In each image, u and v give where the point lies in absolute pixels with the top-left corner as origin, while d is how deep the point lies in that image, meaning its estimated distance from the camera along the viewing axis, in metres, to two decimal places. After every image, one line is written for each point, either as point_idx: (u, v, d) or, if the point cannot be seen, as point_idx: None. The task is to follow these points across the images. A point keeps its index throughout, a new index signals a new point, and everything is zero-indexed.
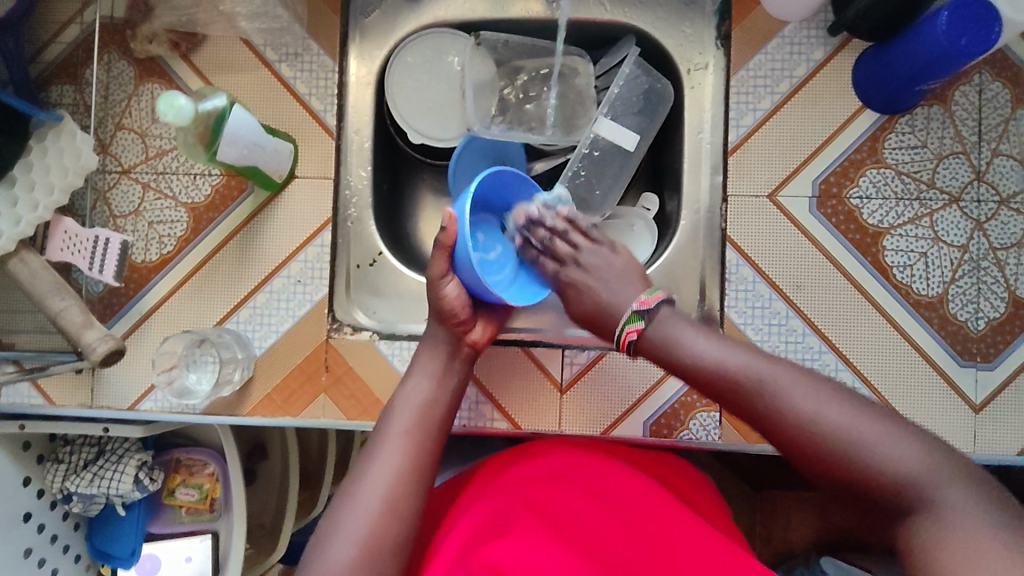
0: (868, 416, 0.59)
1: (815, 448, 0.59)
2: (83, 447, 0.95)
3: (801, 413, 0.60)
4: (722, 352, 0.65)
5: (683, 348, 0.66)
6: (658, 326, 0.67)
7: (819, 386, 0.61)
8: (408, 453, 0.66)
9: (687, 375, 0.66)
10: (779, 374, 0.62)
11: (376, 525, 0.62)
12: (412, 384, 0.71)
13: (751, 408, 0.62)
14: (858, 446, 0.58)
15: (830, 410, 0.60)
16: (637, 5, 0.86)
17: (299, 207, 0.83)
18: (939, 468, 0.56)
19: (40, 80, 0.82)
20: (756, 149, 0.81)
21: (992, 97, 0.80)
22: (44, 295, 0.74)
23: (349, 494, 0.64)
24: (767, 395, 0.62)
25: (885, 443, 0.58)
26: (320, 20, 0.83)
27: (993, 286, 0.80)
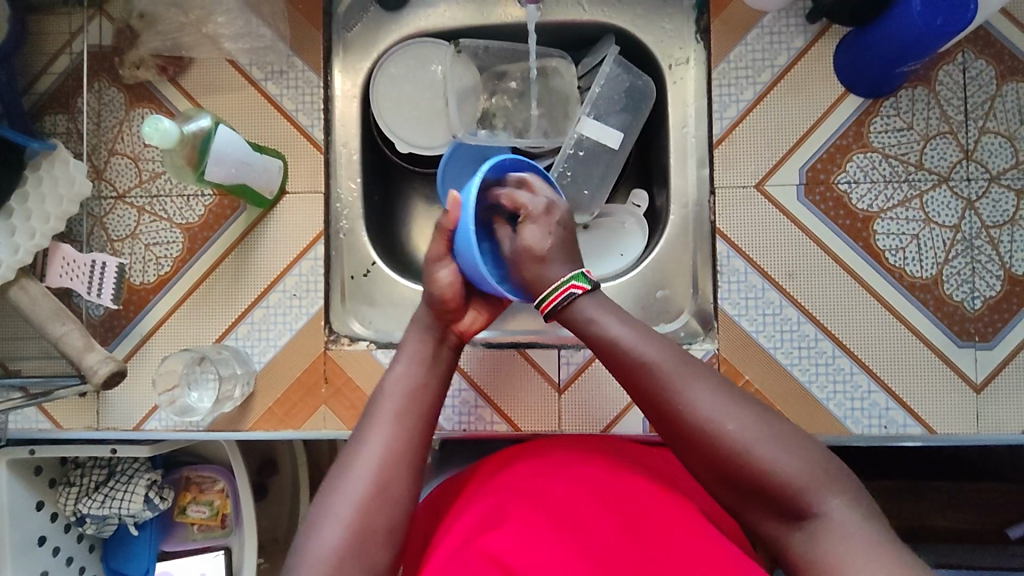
0: (764, 425, 0.58)
1: (711, 442, 0.57)
2: (93, 469, 0.96)
3: (703, 408, 0.58)
4: (632, 338, 0.62)
5: (599, 330, 0.64)
6: (581, 306, 0.65)
7: (722, 388, 0.60)
8: (396, 435, 0.65)
9: (600, 354, 0.64)
10: (688, 368, 0.60)
11: (367, 508, 0.61)
12: (399, 367, 0.70)
13: (654, 396, 0.60)
14: (751, 449, 0.57)
15: (729, 410, 0.58)
16: (616, 4, 0.86)
17: (290, 222, 0.84)
18: (826, 481, 0.56)
19: (33, 112, 0.84)
20: (741, 140, 0.82)
21: (976, 75, 0.80)
22: (45, 321, 0.76)
23: (339, 479, 0.63)
24: (669, 383, 0.59)
25: (775, 450, 0.56)
26: (303, 36, 0.84)
27: (987, 265, 0.79)
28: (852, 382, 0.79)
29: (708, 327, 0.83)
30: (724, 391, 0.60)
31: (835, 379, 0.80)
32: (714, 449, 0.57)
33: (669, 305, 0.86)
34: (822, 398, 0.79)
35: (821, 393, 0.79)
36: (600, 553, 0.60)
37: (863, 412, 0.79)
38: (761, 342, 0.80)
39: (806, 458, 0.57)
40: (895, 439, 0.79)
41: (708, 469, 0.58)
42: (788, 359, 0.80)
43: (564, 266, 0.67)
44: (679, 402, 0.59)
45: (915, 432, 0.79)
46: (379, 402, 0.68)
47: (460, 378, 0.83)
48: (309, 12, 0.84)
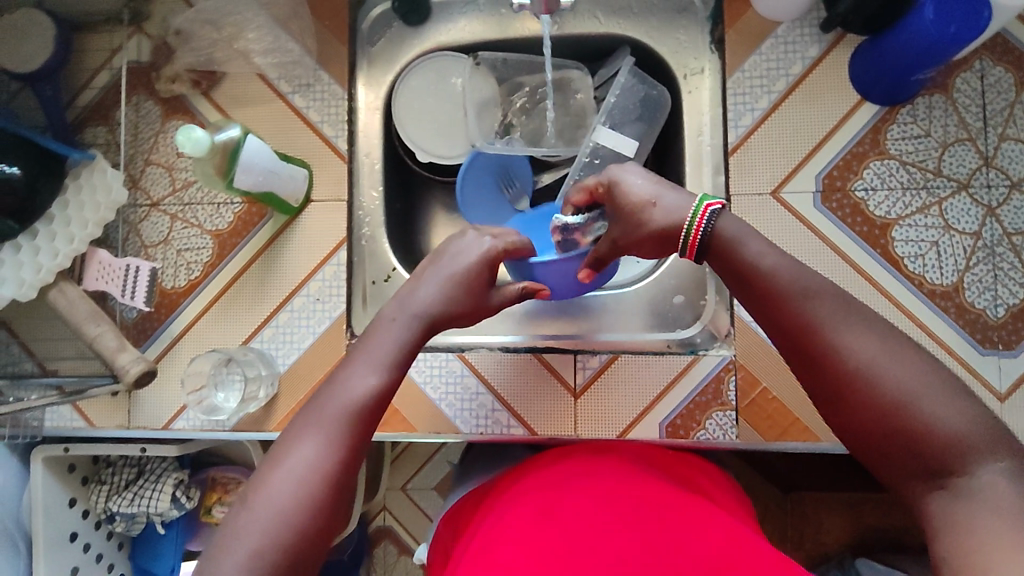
0: (931, 375, 0.53)
1: (862, 391, 0.54)
2: (124, 468, 1.00)
3: (858, 354, 0.55)
4: (780, 265, 0.60)
5: (745, 258, 0.62)
6: (726, 225, 0.64)
7: (887, 335, 0.56)
8: (334, 445, 0.57)
9: (743, 283, 0.62)
10: (849, 311, 0.57)
11: (286, 516, 0.53)
12: (360, 374, 0.61)
13: (803, 335, 0.58)
14: (911, 399, 0.52)
15: (889, 358, 0.54)
16: (630, 17, 0.88)
17: (315, 229, 0.87)
18: (990, 442, 0.51)
19: (76, 124, 0.89)
20: (755, 148, 0.82)
21: (995, 82, 0.80)
22: (82, 322, 0.79)
23: (263, 478, 0.56)
24: (821, 329, 0.57)
25: (941, 406, 0.52)
26: (329, 51, 0.88)
27: (1010, 272, 0.78)
28: None
29: (725, 335, 0.83)
30: (886, 338, 0.56)
31: None
32: (863, 396, 0.54)
33: (686, 312, 0.86)
34: None
35: None
36: (609, 541, 0.60)
37: None
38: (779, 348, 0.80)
39: (977, 418, 0.52)
40: None
41: (856, 420, 0.55)
42: None
43: (680, 204, 0.65)
44: (834, 346, 0.56)
45: None
46: (324, 402, 0.60)
47: (478, 381, 0.84)
48: (334, 28, 0.88)
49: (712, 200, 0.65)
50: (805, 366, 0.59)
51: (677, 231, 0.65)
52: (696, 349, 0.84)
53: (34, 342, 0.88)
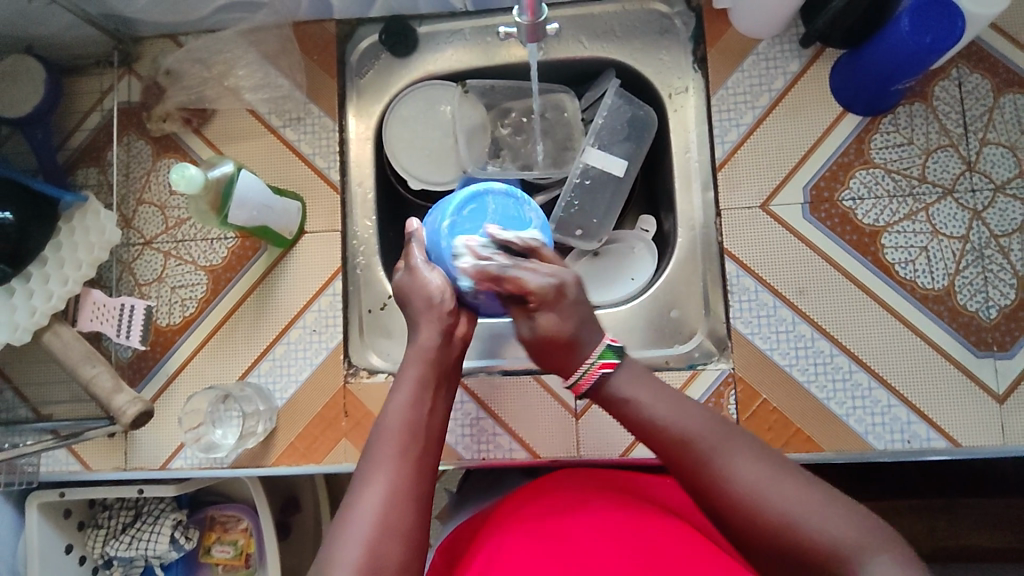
0: (809, 492, 0.56)
1: (753, 516, 0.56)
2: (120, 510, 0.98)
3: (746, 480, 0.57)
4: (666, 413, 0.63)
5: (633, 407, 0.64)
6: (617, 383, 0.65)
7: (768, 463, 0.59)
8: (399, 479, 0.60)
9: (638, 430, 0.64)
10: (728, 439, 0.60)
11: (376, 551, 0.56)
12: (395, 402, 0.65)
13: (692, 470, 0.60)
14: (792, 520, 0.55)
15: (770, 484, 0.57)
16: (614, 40, 0.90)
17: (309, 260, 0.87)
18: (872, 540, 0.53)
19: (68, 166, 0.89)
20: (743, 162, 0.83)
21: (972, 89, 0.82)
22: (77, 363, 0.78)
23: (338, 529, 0.58)
24: (707, 462, 0.59)
25: (824, 517, 0.55)
26: (319, 85, 0.89)
27: (1000, 274, 0.79)
28: (871, 397, 0.79)
29: (722, 347, 0.84)
30: (764, 460, 0.59)
31: (853, 395, 0.79)
32: (752, 517, 0.56)
33: (682, 327, 0.86)
34: (842, 414, 0.79)
35: (840, 409, 0.79)
36: None
37: (884, 427, 0.78)
38: (776, 360, 0.80)
39: (858, 526, 0.54)
40: (920, 455, 0.78)
41: (749, 539, 0.57)
42: (804, 376, 0.80)
43: (591, 345, 0.66)
44: (721, 475, 0.58)
45: (939, 446, 0.78)
46: (381, 432, 0.64)
47: (476, 406, 0.83)
48: (322, 62, 0.89)
49: (605, 360, 0.66)
50: (706, 506, 0.60)
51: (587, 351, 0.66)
52: (694, 364, 0.83)
53: (28, 387, 0.87)
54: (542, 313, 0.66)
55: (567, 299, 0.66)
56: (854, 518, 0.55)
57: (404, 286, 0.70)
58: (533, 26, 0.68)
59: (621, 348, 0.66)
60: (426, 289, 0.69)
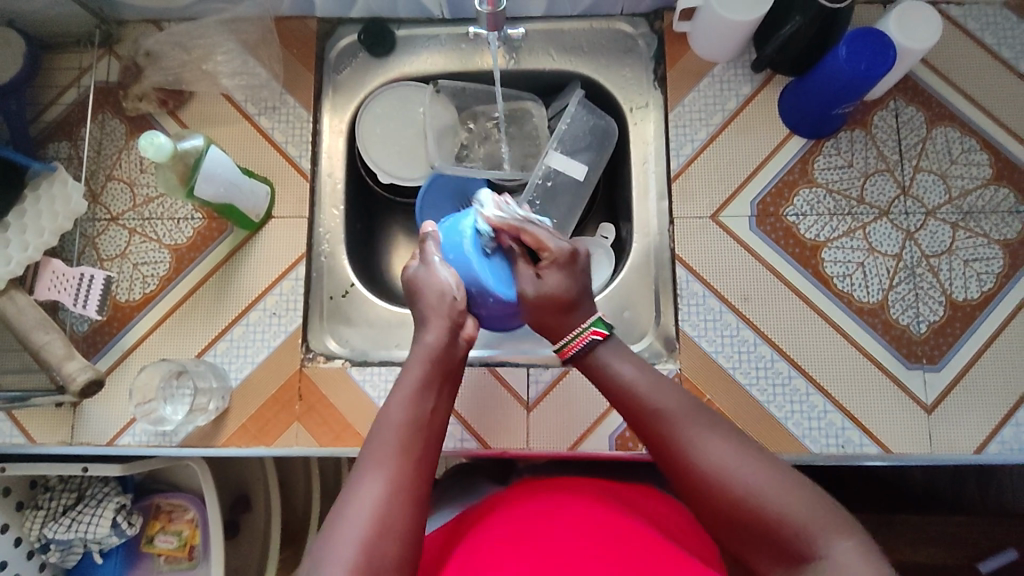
0: (773, 471, 0.58)
1: (717, 488, 0.58)
2: (62, 493, 0.96)
3: (712, 456, 0.59)
4: (647, 383, 0.66)
5: (614, 371, 0.67)
6: (603, 352, 0.69)
7: (736, 441, 0.60)
8: (398, 477, 0.60)
9: (613, 395, 0.67)
10: (699, 416, 0.63)
11: (374, 544, 0.56)
12: (397, 399, 0.65)
13: (663, 437, 0.62)
14: (758, 497, 0.56)
15: (736, 458, 0.59)
16: (581, 54, 0.95)
17: (274, 244, 0.89)
18: (836, 525, 0.55)
19: (39, 139, 0.90)
20: (695, 175, 0.88)
21: (908, 120, 0.88)
22: (29, 330, 0.78)
23: (334, 522, 0.57)
24: (677, 433, 0.62)
25: (785, 491, 0.56)
26: (296, 77, 0.92)
27: (930, 292, 0.84)
28: (808, 402, 0.83)
29: (670, 348, 0.87)
30: (734, 443, 0.61)
31: (791, 399, 0.83)
32: (712, 489, 0.58)
33: (634, 327, 0.89)
34: (780, 417, 0.82)
35: (779, 412, 0.82)
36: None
37: (820, 431, 0.82)
38: (720, 362, 0.84)
39: (813, 505, 0.56)
40: (854, 460, 0.81)
41: (710, 510, 0.59)
42: (746, 379, 0.83)
43: (587, 311, 0.71)
44: (689, 446, 0.61)
45: (871, 452, 0.81)
46: (381, 429, 0.63)
47: None
48: (301, 56, 0.92)
49: (596, 328, 0.69)
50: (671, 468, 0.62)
51: (585, 307, 0.71)
52: (643, 362, 0.86)
53: None
54: (551, 270, 0.72)
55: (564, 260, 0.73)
56: (808, 494, 0.57)
57: (418, 281, 0.73)
58: (493, 14, 0.75)
59: (613, 322, 0.70)
60: (439, 285, 0.71)
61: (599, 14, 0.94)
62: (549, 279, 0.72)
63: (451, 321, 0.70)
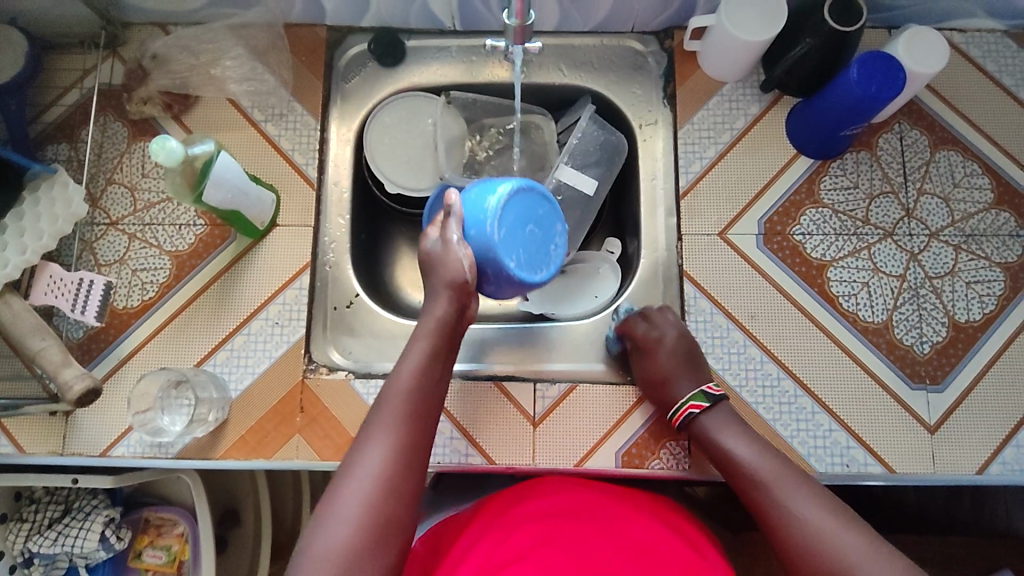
0: (863, 539, 0.62)
1: (807, 546, 0.64)
2: (49, 505, 0.94)
3: (804, 517, 0.65)
4: (749, 453, 0.73)
5: (722, 443, 0.75)
6: (707, 420, 0.77)
7: (829, 508, 0.66)
8: (401, 443, 0.64)
9: (717, 460, 0.75)
10: (803, 487, 0.68)
11: (374, 505, 0.61)
12: (405, 366, 0.69)
13: (761, 507, 0.69)
14: (840, 556, 0.62)
15: (828, 524, 0.64)
16: (592, 70, 0.95)
17: (278, 253, 0.88)
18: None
19: (38, 140, 0.88)
20: (703, 193, 0.89)
21: (912, 143, 0.89)
22: (24, 336, 0.76)
23: (341, 484, 0.63)
24: (776, 503, 0.68)
25: (871, 558, 0.61)
26: (305, 85, 0.91)
27: (933, 313, 0.85)
28: (813, 421, 0.83)
29: None
30: (831, 512, 0.65)
31: (798, 418, 0.83)
32: (799, 550, 0.64)
33: None
34: (787, 437, 0.82)
35: (785, 430, 0.82)
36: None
37: (826, 450, 0.82)
38: (727, 380, 0.84)
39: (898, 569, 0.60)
40: (859, 479, 0.81)
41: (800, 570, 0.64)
42: (753, 397, 0.83)
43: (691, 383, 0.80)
44: (783, 511, 0.67)
45: (876, 471, 0.81)
46: (385, 399, 0.67)
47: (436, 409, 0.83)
48: (310, 63, 0.92)
49: (706, 393, 0.78)
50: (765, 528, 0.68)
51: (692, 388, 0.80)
52: None
53: None
54: (667, 339, 0.82)
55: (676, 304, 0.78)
56: (893, 560, 0.61)
57: (432, 257, 0.72)
58: (521, 27, 0.72)
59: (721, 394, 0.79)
60: (455, 268, 0.70)
61: (609, 31, 0.94)
62: (668, 349, 0.82)
63: (457, 291, 0.70)
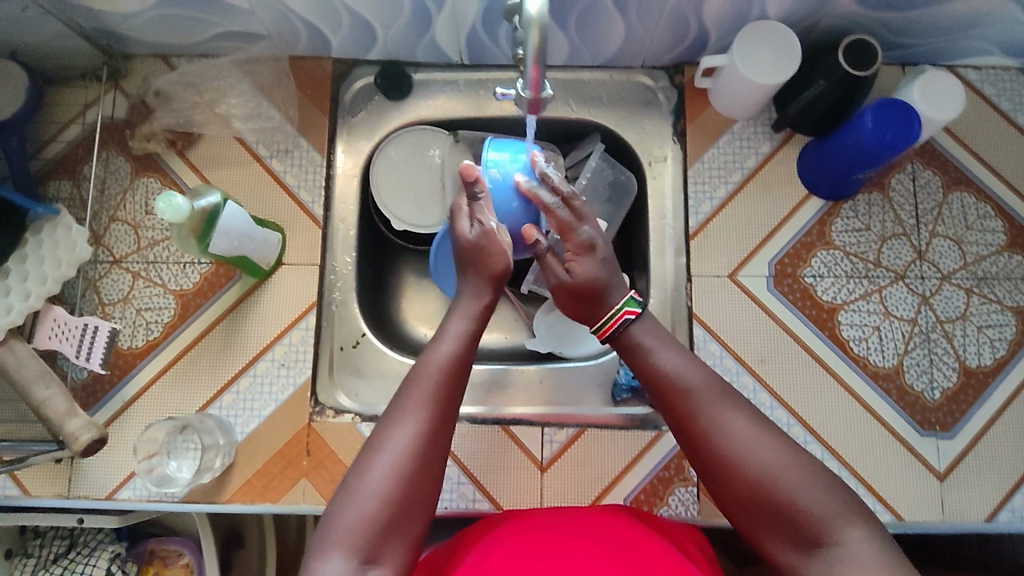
0: (801, 462, 0.60)
1: (743, 480, 0.60)
2: (54, 540, 0.94)
3: (736, 442, 0.61)
4: (678, 363, 0.67)
5: (653, 353, 0.69)
6: (638, 329, 0.71)
7: (751, 415, 0.63)
8: (434, 418, 0.63)
9: (648, 382, 0.68)
10: (724, 396, 0.65)
11: (405, 478, 0.60)
12: (442, 346, 0.68)
13: (685, 412, 0.65)
14: (771, 479, 0.59)
15: (762, 441, 0.61)
16: (601, 105, 0.93)
17: (284, 293, 0.87)
18: (848, 513, 0.57)
19: (39, 176, 0.87)
20: (714, 233, 0.88)
21: (925, 183, 0.88)
22: (29, 383, 0.75)
23: (371, 455, 0.61)
24: (702, 410, 0.64)
25: (804, 482, 0.58)
26: (310, 120, 0.90)
27: (944, 358, 0.85)
28: None
29: None
30: (757, 421, 0.62)
31: None
32: (733, 478, 0.60)
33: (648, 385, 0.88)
34: None
35: None
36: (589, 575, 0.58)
37: None
38: None
39: (836, 499, 0.58)
40: None
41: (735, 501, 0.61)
42: None
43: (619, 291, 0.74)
44: (712, 429, 0.62)
45: (884, 519, 0.81)
46: (419, 374, 0.66)
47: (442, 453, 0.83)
48: (315, 97, 0.90)
49: (628, 308, 0.71)
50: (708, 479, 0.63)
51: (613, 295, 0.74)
52: (659, 424, 0.86)
53: None
54: (579, 260, 0.74)
55: (598, 253, 0.74)
56: (833, 491, 0.58)
57: (472, 243, 0.76)
58: (535, 100, 0.60)
59: (644, 300, 0.72)
60: (501, 250, 0.74)
61: (619, 66, 0.93)
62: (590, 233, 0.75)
63: (497, 280, 0.75)
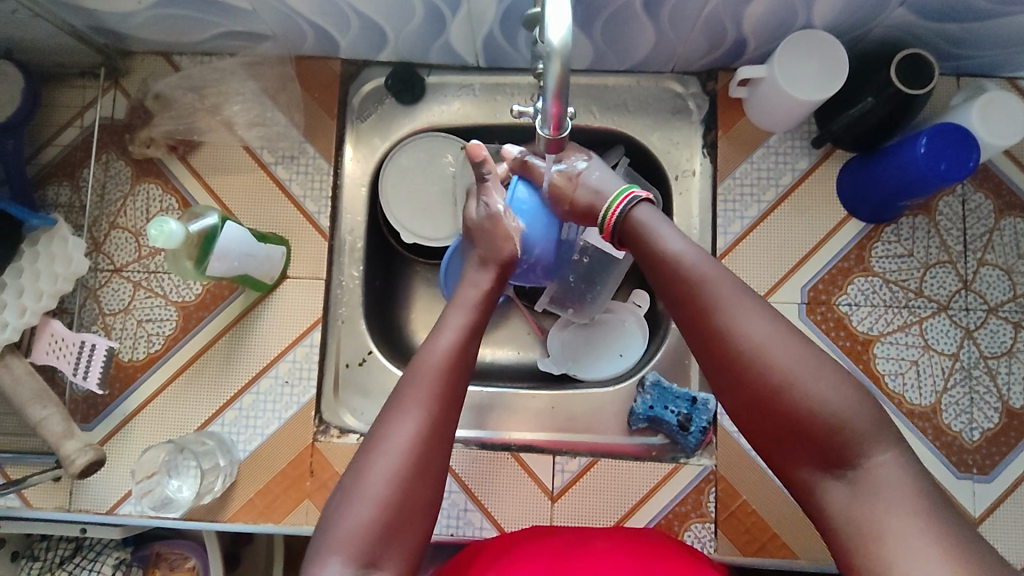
0: (819, 362, 0.52)
1: (757, 379, 0.53)
2: (60, 543, 0.85)
3: (750, 336, 0.54)
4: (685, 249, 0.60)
5: (659, 243, 0.62)
6: (640, 216, 0.65)
7: (766, 307, 0.56)
8: (432, 415, 0.57)
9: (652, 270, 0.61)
10: (740, 290, 0.56)
11: (405, 481, 0.54)
12: (441, 338, 0.62)
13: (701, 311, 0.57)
14: (791, 381, 0.51)
15: (778, 335, 0.53)
16: (626, 113, 0.87)
17: (288, 308, 0.83)
18: (876, 432, 0.50)
19: (38, 179, 0.84)
20: (742, 256, 0.82)
21: (976, 207, 0.82)
22: (24, 403, 0.74)
23: (368, 451, 0.55)
24: (717, 305, 0.56)
25: (821, 381, 0.51)
26: (317, 125, 0.85)
27: (986, 396, 0.79)
28: None
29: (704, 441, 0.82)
30: (772, 317, 0.55)
31: None
32: (744, 373, 0.54)
33: None
34: None
35: None
36: None
37: None
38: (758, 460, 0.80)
39: (860, 402, 0.51)
40: None
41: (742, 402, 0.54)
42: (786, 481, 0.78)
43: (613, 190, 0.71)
44: (727, 327, 0.54)
45: None
46: (417, 369, 0.60)
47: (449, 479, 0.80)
48: (323, 101, 0.86)
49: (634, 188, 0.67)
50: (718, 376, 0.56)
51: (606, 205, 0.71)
52: (677, 457, 0.82)
53: None
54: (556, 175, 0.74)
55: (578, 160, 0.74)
56: (856, 392, 0.51)
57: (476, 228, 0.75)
58: (555, 139, 0.59)
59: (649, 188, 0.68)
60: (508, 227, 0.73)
61: (647, 71, 0.86)
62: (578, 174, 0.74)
63: (501, 271, 0.72)
